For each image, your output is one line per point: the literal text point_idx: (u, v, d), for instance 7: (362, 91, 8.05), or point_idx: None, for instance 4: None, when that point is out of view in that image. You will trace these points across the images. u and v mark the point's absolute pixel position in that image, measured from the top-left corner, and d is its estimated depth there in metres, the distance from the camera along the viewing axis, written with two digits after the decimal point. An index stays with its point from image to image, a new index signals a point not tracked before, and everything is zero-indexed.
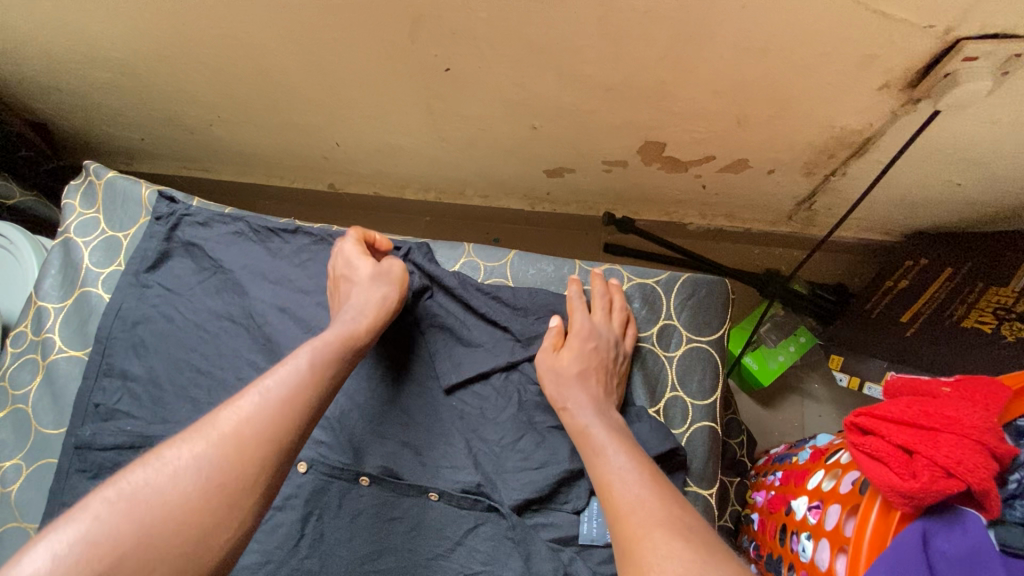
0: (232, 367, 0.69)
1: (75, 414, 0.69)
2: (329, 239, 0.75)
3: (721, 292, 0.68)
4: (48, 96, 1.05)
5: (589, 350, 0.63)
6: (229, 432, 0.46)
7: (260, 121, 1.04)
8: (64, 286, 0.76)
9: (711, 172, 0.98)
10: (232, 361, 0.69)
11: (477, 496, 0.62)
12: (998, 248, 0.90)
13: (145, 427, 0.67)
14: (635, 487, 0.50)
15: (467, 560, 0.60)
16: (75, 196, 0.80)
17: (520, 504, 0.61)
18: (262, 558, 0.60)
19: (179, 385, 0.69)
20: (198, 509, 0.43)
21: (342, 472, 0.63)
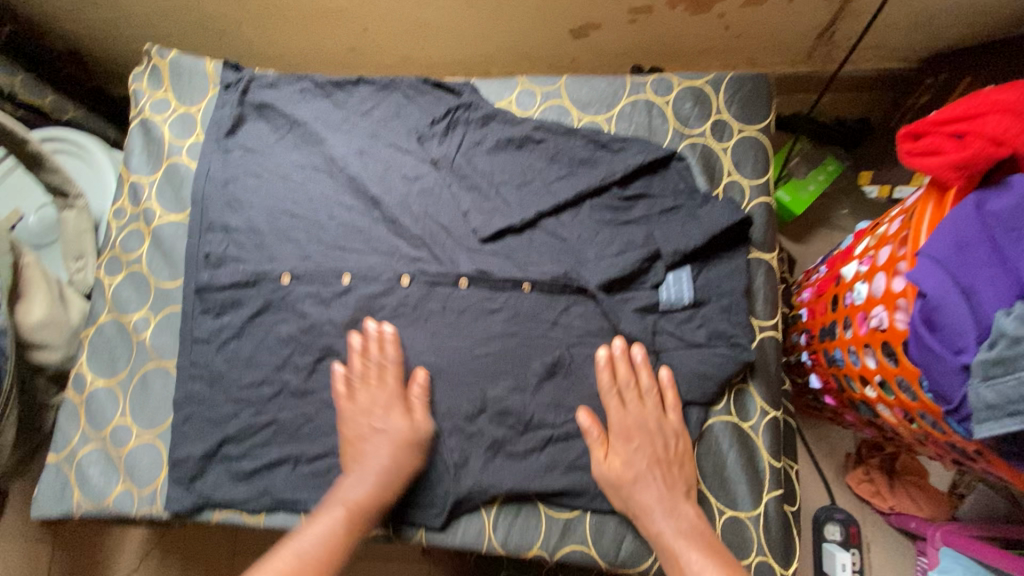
0: (324, 208, 0.75)
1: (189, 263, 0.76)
2: (391, 86, 0.79)
3: (765, 86, 0.74)
4: (77, 12, 1.06)
5: (634, 446, 0.61)
6: (318, 544, 0.56)
7: (290, 15, 1.07)
8: (152, 161, 0.81)
9: (734, 9, 1.01)
10: (324, 202, 0.76)
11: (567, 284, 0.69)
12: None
13: (255, 266, 0.74)
14: None
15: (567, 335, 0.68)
16: (142, 80, 0.84)
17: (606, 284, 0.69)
18: None
19: (279, 229, 0.75)
20: None
21: (444, 279, 0.71)
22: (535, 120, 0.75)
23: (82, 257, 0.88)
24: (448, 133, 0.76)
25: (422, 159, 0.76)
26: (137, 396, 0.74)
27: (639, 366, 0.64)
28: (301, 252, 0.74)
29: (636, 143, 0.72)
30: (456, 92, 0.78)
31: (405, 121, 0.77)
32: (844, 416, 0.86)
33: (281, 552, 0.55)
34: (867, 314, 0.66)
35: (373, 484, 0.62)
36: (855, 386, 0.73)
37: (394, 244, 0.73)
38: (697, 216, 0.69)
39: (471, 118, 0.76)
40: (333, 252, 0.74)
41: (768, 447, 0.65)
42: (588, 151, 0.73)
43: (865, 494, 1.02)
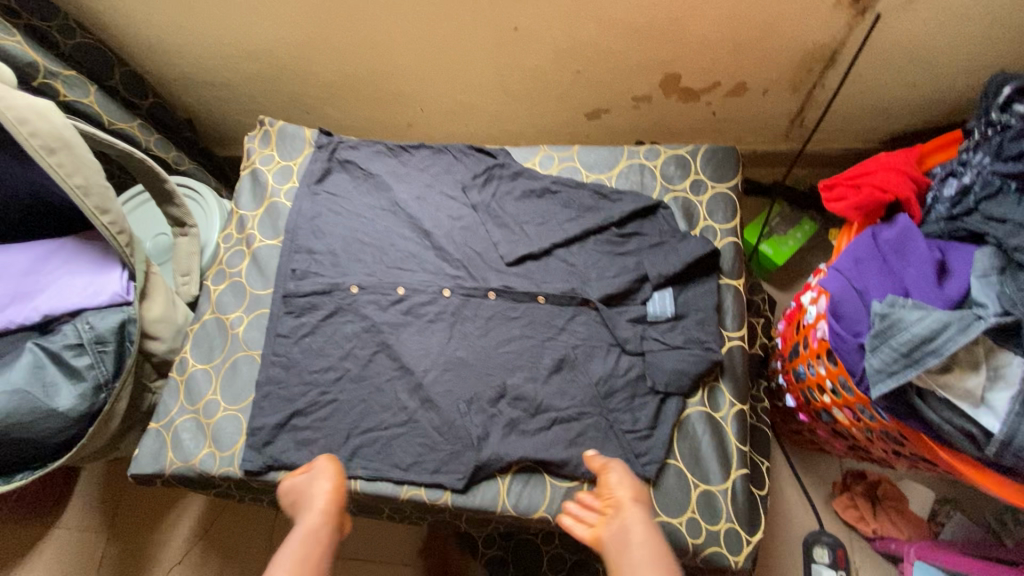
0: (387, 238, 0.97)
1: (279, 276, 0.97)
2: (444, 150, 1.03)
3: (733, 154, 0.95)
4: (201, 91, 1.37)
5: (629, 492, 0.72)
6: None
7: (364, 97, 1.35)
8: (256, 199, 1.06)
9: (719, 98, 1.25)
10: (388, 233, 0.97)
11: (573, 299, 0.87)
12: None
13: (332, 279, 0.95)
14: None
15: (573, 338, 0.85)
16: (255, 141, 1.10)
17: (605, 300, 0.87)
18: (426, 351, 0.88)
19: (351, 252, 0.97)
20: None
21: (477, 292, 0.90)
22: (554, 176, 0.97)
23: (188, 273, 1.10)
24: (486, 185, 0.99)
25: (464, 203, 0.98)
26: (227, 377, 0.93)
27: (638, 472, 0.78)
28: (367, 270, 0.95)
29: (631, 195, 0.93)
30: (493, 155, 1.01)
31: (453, 175, 1.00)
32: (817, 431, 0.98)
33: None
34: (816, 329, 0.82)
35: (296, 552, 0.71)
36: (816, 396, 0.87)
37: (439, 265, 0.94)
38: (678, 248, 0.87)
39: (505, 174, 0.99)
40: (392, 271, 0.95)
41: (736, 435, 0.79)
42: (594, 199, 0.94)
43: (850, 519, 1.10)
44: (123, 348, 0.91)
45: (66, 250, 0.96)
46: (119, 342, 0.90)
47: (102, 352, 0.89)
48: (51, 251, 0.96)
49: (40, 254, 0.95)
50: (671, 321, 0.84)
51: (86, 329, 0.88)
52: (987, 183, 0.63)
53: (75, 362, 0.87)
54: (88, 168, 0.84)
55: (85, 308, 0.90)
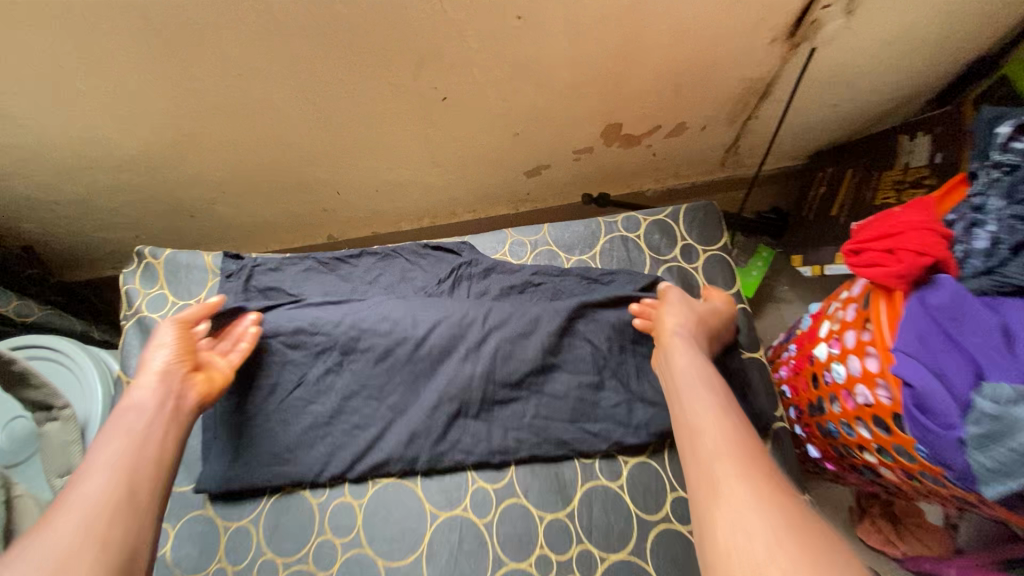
0: (348, 374, 0.77)
1: (217, 456, 0.74)
2: (390, 254, 0.89)
3: (714, 211, 0.88)
4: (43, 211, 1.07)
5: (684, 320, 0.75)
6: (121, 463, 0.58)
7: (265, 190, 1.13)
8: (152, 359, 0.80)
9: (659, 140, 1.20)
10: (348, 366, 0.78)
11: (598, 410, 0.76)
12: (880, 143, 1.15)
13: (293, 443, 0.74)
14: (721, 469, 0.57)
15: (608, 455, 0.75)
16: (134, 280, 0.85)
17: (628, 402, 0.77)
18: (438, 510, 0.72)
19: (307, 402, 0.76)
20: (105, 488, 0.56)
21: (483, 425, 0.75)
22: (529, 265, 0.85)
23: (69, 471, 0.81)
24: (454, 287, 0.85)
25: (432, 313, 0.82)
26: None
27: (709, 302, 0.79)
28: (334, 420, 0.76)
29: (623, 275, 0.84)
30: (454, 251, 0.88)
31: (413, 283, 0.85)
32: (846, 477, 0.94)
33: (91, 477, 0.56)
34: (851, 392, 0.77)
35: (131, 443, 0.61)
36: (855, 453, 0.82)
37: (424, 396, 0.75)
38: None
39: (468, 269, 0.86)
40: (368, 416, 0.76)
41: None
42: (578, 283, 0.84)
43: (879, 544, 1.08)
44: None
45: None
46: None
47: None
48: None
49: None
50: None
51: None
52: (1012, 229, 0.59)
53: None
54: None
55: None
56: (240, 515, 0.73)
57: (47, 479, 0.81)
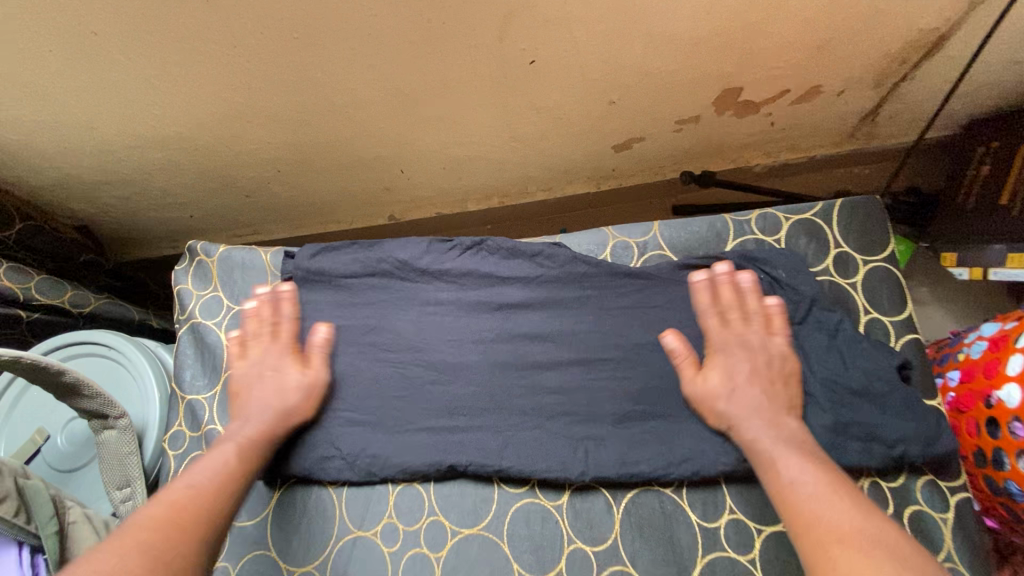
0: (429, 361, 0.68)
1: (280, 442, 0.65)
2: (488, 242, 0.73)
3: (877, 209, 0.69)
4: (94, 192, 1.00)
5: (738, 348, 0.61)
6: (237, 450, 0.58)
7: (322, 168, 1.01)
8: (207, 372, 0.72)
9: (783, 107, 0.98)
10: (425, 345, 0.69)
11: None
12: None
13: (361, 440, 0.65)
14: (808, 493, 0.50)
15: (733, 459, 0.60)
16: (186, 280, 0.76)
17: None
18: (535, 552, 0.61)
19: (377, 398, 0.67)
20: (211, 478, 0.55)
21: (577, 402, 0.65)
22: (648, 269, 0.69)
23: (128, 484, 0.76)
24: (551, 293, 0.70)
25: (524, 323, 0.69)
26: None
27: (745, 290, 0.64)
28: (406, 415, 0.66)
29: (766, 270, 0.67)
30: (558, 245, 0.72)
31: (499, 286, 0.71)
32: (1011, 538, 0.77)
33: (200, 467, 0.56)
34: None
35: (257, 424, 0.61)
36: None
37: (512, 366, 0.67)
38: (856, 352, 0.63)
39: (565, 272, 0.70)
40: (448, 407, 0.66)
41: None
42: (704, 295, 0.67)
43: None
44: None
45: None
46: None
47: None
48: None
49: None
50: (877, 455, 0.59)
51: None
52: None
53: None
54: None
55: None
56: (307, 558, 0.63)
57: (108, 490, 0.77)
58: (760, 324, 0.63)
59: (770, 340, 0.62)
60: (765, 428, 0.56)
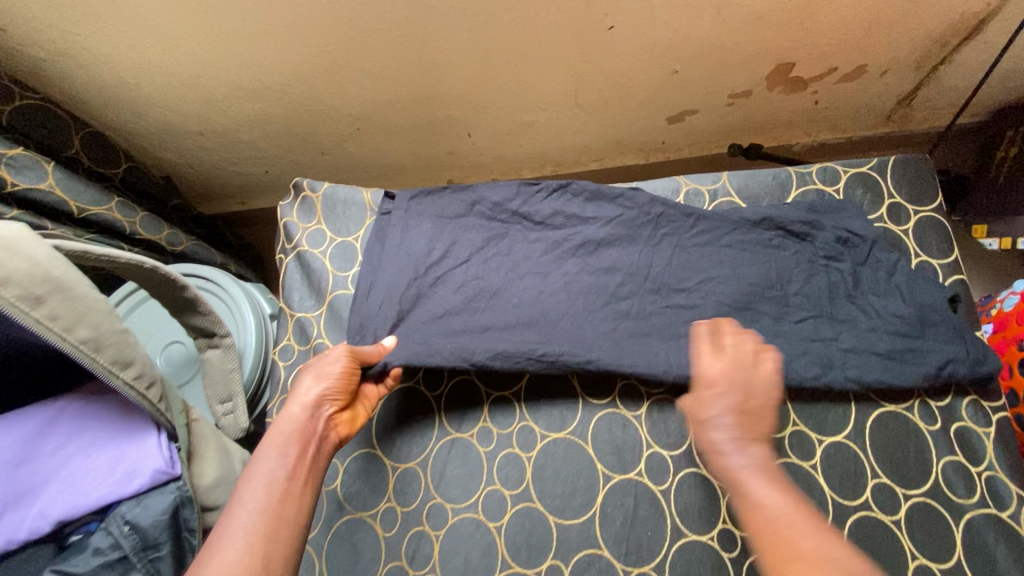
0: (518, 286, 0.74)
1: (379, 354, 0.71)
2: (576, 185, 0.80)
3: (927, 166, 0.77)
4: (184, 142, 1.07)
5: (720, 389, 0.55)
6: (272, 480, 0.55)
7: (397, 128, 1.08)
8: (313, 294, 0.80)
9: (828, 85, 1.06)
10: (516, 275, 0.75)
11: (785, 327, 0.69)
12: None
13: (460, 342, 0.69)
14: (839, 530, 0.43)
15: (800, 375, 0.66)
16: (292, 213, 0.84)
17: (814, 317, 0.69)
18: (616, 452, 0.69)
19: (471, 312, 0.73)
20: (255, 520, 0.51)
21: (655, 326, 0.70)
22: (720, 212, 0.76)
23: (230, 399, 0.83)
24: (632, 232, 0.76)
25: (606, 258, 0.75)
26: (335, 550, 0.69)
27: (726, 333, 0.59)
28: (499, 327, 0.71)
29: (828, 216, 0.75)
30: (638, 190, 0.80)
31: (582, 226, 0.78)
32: None
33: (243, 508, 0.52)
34: None
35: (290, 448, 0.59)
36: None
37: (596, 292, 0.73)
38: (911, 288, 0.69)
39: (645, 212, 0.77)
40: (537, 324, 0.71)
41: None
42: (773, 235, 0.74)
43: None
44: (180, 542, 0.65)
45: (72, 411, 0.67)
46: (173, 539, 0.64)
47: (155, 561, 0.62)
48: (49, 422, 0.66)
49: (32, 431, 0.65)
50: (932, 376, 0.65)
51: (126, 533, 0.61)
52: None
53: None
54: (95, 313, 0.57)
55: (115, 502, 0.62)
56: (411, 456, 0.72)
57: (210, 405, 0.84)
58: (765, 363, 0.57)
59: (759, 377, 0.55)
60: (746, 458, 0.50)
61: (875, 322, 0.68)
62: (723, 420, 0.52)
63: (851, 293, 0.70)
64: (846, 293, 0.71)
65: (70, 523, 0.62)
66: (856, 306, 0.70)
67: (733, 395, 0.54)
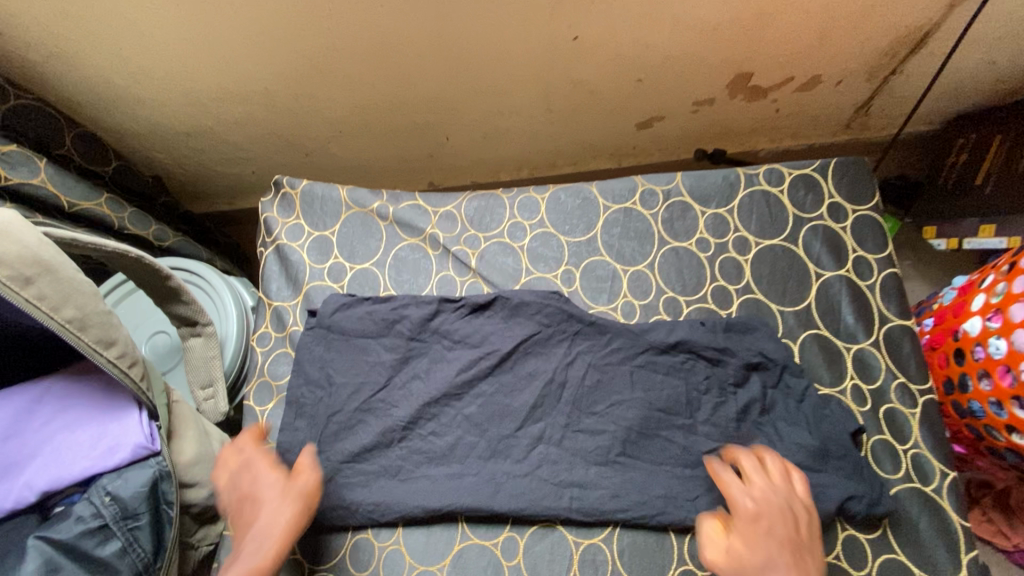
0: (432, 412, 0.75)
1: None
2: (499, 299, 0.81)
3: (866, 167, 0.82)
4: (173, 142, 1.12)
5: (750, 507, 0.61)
6: None
7: (377, 131, 1.14)
8: (291, 284, 0.86)
9: (787, 94, 1.12)
10: (431, 394, 0.75)
11: (694, 456, 0.70)
12: None
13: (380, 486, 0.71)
14: None
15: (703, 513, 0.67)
16: (272, 208, 0.89)
17: (723, 449, 0.70)
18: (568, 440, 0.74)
19: (384, 445, 0.74)
20: None
21: (565, 451, 0.72)
22: (644, 329, 0.78)
23: (211, 385, 0.87)
24: (551, 348, 0.78)
25: (523, 374, 0.77)
26: None
27: (772, 470, 0.64)
28: (414, 462, 0.73)
29: (740, 338, 0.76)
30: (558, 297, 0.81)
31: (500, 338, 0.79)
32: (973, 460, 0.89)
33: None
34: (1012, 370, 0.71)
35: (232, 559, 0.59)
36: (999, 435, 0.77)
37: (509, 418, 0.74)
38: (818, 419, 0.71)
39: (559, 323, 0.79)
40: (453, 456, 0.73)
41: (955, 508, 0.68)
42: (683, 360, 0.75)
43: (986, 535, 1.01)
44: (159, 513, 0.68)
45: (58, 391, 0.72)
46: (152, 510, 0.67)
47: (134, 530, 0.65)
48: (36, 399, 0.71)
49: (22, 406, 0.70)
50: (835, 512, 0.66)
51: (106, 504, 0.64)
52: None
53: (103, 552, 0.63)
54: (82, 294, 0.61)
55: (100, 474, 0.66)
56: None
57: (191, 389, 0.88)
58: (775, 472, 0.64)
59: (793, 496, 0.62)
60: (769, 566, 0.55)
61: (780, 451, 0.69)
62: (769, 554, 0.56)
63: (760, 418, 0.72)
64: (755, 419, 0.72)
65: (54, 496, 0.67)
66: (762, 432, 0.71)
67: (781, 522, 0.59)
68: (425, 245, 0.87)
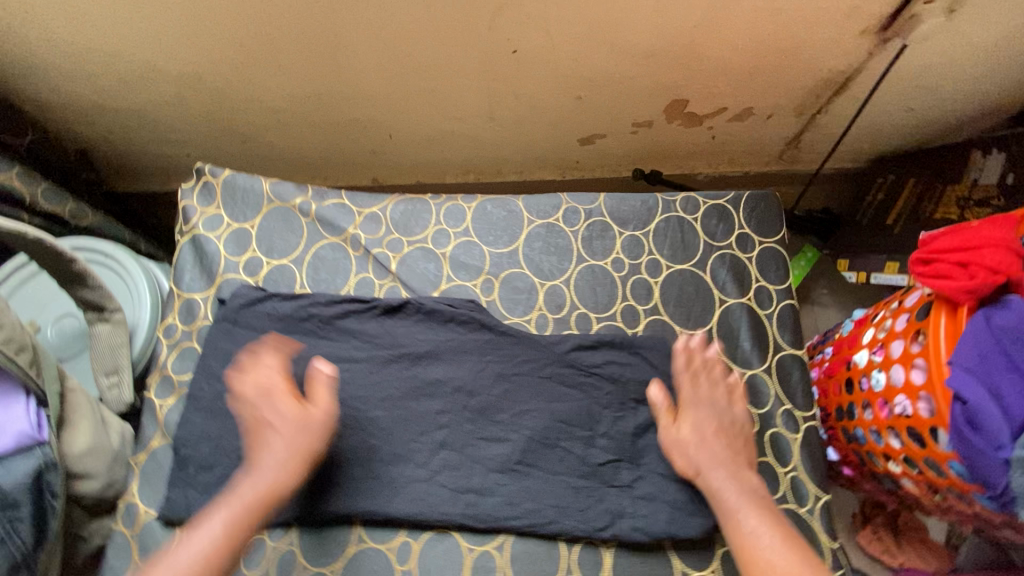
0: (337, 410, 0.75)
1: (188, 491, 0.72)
2: (413, 304, 0.82)
3: (774, 203, 0.87)
4: (98, 117, 1.08)
5: (704, 416, 0.73)
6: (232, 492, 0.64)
7: (318, 124, 1.12)
8: (204, 276, 0.85)
9: (722, 123, 1.16)
10: None
11: (589, 468, 0.73)
12: (939, 156, 1.11)
13: None
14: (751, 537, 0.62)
15: (591, 524, 0.70)
16: (192, 197, 0.87)
17: (616, 462, 0.73)
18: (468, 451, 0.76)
19: None
20: (215, 528, 0.61)
21: (466, 458, 0.73)
22: (555, 340, 0.80)
23: (116, 372, 0.85)
24: (462, 355, 0.79)
25: (433, 379, 0.77)
26: None
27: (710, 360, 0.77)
28: None
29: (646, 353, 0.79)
30: (473, 304, 0.82)
31: (414, 341, 0.80)
32: (858, 482, 0.95)
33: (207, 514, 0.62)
34: (886, 402, 0.76)
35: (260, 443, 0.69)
36: (878, 461, 0.82)
37: (415, 422, 0.75)
38: None
39: (472, 330, 0.81)
40: (349, 459, 0.73)
41: (824, 529, 0.72)
42: (587, 373, 0.78)
43: (875, 551, 1.08)
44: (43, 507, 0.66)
45: None
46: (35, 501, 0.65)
47: (14, 521, 0.62)
48: None
49: None
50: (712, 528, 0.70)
51: None
52: None
53: None
54: None
55: None
56: None
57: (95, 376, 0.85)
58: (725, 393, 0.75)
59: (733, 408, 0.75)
60: (733, 479, 0.68)
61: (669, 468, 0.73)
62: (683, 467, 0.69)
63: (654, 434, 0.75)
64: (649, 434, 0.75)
65: None
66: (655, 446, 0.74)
67: (715, 422, 0.73)
68: (347, 245, 0.87)
